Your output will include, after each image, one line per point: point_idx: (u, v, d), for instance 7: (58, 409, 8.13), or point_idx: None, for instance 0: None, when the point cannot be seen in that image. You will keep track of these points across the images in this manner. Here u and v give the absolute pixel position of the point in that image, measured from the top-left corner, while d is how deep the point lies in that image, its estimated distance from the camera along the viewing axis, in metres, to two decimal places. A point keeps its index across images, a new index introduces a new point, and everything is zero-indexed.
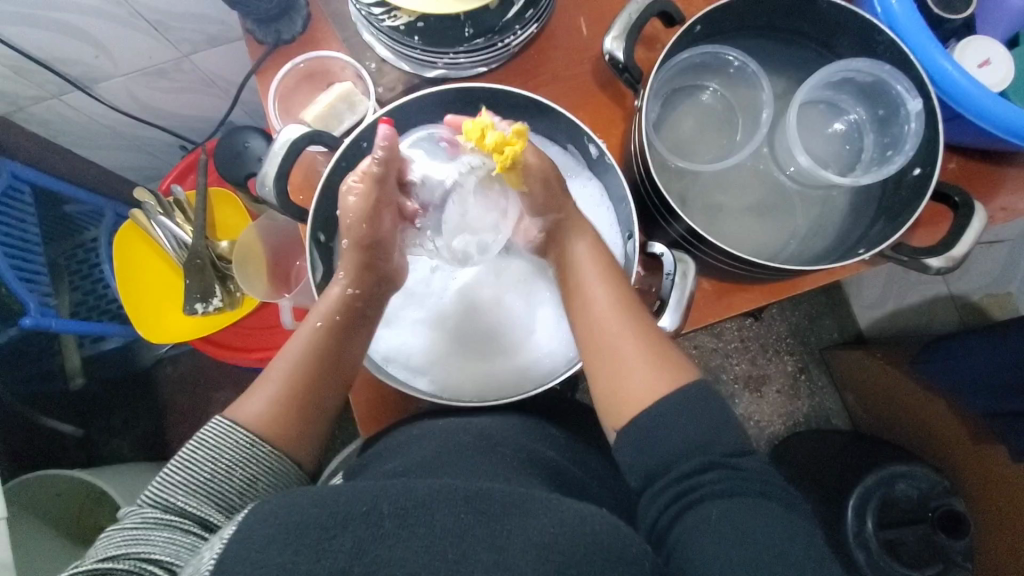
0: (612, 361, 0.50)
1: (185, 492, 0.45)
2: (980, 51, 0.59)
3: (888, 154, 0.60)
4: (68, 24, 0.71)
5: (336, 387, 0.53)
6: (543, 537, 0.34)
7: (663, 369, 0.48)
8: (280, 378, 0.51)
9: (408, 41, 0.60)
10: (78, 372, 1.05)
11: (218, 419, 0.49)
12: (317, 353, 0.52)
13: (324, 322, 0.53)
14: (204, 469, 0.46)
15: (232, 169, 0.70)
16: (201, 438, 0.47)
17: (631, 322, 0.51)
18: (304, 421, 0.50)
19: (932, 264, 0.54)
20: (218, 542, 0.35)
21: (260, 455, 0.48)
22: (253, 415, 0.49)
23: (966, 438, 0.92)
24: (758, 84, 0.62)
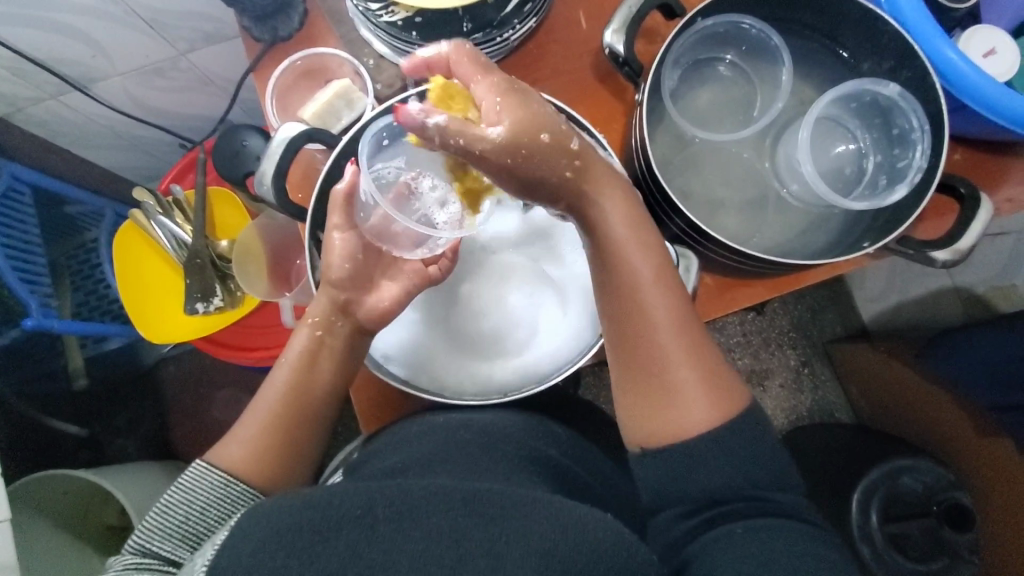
0: (660, 389, 0.48)
1: (162, 537, 0.46)
2: (985, 41, 0.58)
3: (897, 135, 0.59)
4: (65, 25, 0.71)
5: (313, 416, 0.54)
6: (545, 542, 0.34)
7: (714, 393, 0.48)
8: (260, 424, 0.52)
9: (406, 37, 0.60)
10: (81, 373, 1.05)
11: (197, 462, 0.50)
12: (287, 391, 0.53)
13: (288, 361, 0.54)
14: (178, 512, 0.46)
15: (230, 168, 0.70)
16: (180, 482, 0.48)
17: (685, 339, 0.48)
18: (281, 460, 0.52)
19: (938, 257, 0.54)
20: (210, 547, 0.35)
21: (235, 493, 0.49)
22: (227, 457, 0.50)
23: (971, 433, 0.91)
24: (781, 59, 0.60)
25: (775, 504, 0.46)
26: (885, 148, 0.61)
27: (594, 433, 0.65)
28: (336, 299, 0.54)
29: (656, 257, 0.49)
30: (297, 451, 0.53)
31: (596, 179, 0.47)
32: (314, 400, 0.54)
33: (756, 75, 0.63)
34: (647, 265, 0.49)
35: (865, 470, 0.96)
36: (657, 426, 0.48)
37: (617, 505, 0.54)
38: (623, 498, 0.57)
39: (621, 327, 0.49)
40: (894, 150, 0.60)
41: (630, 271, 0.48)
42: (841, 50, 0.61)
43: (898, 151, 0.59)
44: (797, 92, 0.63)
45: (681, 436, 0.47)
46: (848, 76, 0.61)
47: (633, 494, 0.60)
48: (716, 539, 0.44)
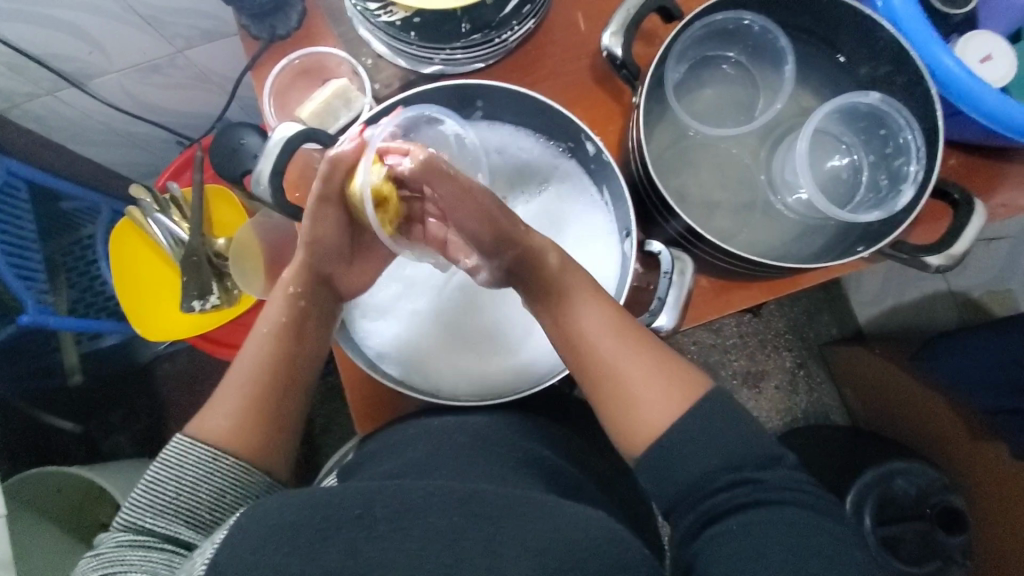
0: (626, 405, 0.47)
1: (152, 513, 0.45)
2: (982, 46, 0.58)
3: (885, 135, 0.59)
4: (63, 21, 0.71)
5: (295, 387, 0.53)
6: (540, 543, 0.34)
7: (675, 385, 0.47)
8: (237, 391, 0.50)
9: (404, 37, 0.60)
10: (76, 370, 1.06)
11: (178, 436, 0.48)
12: (270, 358, 0.52)
13: (269, 328, 0.52)
14: (169, 488, 0.46)
15: (227, 165, 0.70)
16: (164, 458, 0.47)
17: (628, 341, 0.48)
18: (268, 431, 0.50)
19: (932, 262, 0.54)
20: (209, 546, 0.35)
21: (223, 468, 0.47)
22: (211, 431, 0.49)
23: (965, 437, 0.92)
24: (785, 55, 0.60)
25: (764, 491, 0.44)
26: (878, 149, 0.61)
27: (589, 433, 0.66)
28: (316, 269, 0.54)
29: (604, 301, 0.50)
30: (281, 425, 0.51)
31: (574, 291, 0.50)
32: (296, 367, 0.53)
33: (759, 70, 0.63)
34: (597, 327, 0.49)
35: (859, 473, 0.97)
36: (628, 432, 0.47)
37: (613, 508, 0.54)
38: (617, 498, 0.57)
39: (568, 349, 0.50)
40: (888, 151, 0.60)
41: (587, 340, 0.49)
42: (838, 55, 0.61)
43: (891, 150, 0.59)
44: (794, 97, 0.63)
45: (652, 439, 0.46)
46: (845, 80, 0.61)
47: (628, 496, 0.60)
48: (714, 540, 0.43)
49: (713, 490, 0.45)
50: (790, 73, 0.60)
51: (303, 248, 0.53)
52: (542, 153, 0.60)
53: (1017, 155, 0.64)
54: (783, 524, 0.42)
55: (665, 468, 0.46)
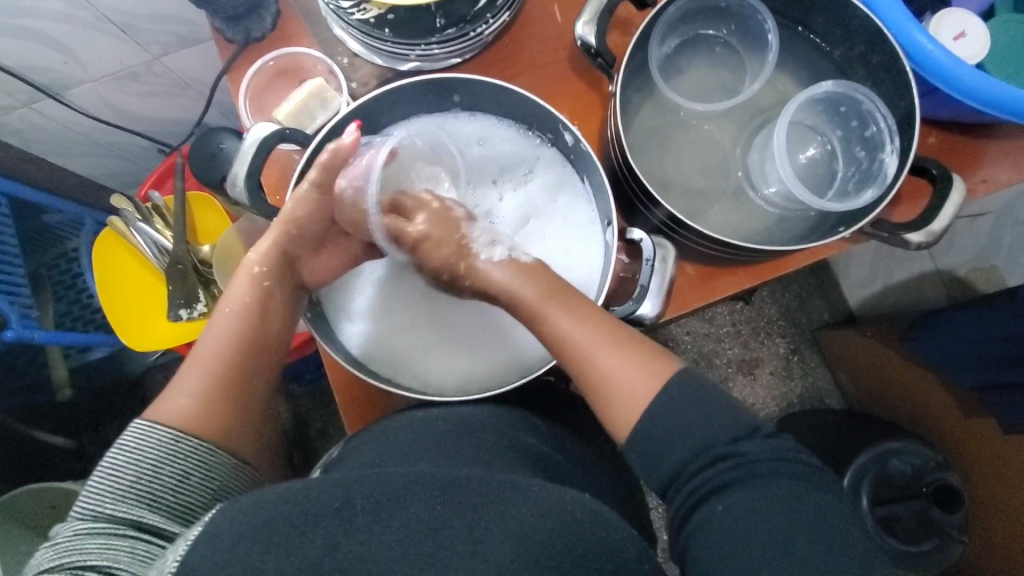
0: (609, 395, 0.48)
1: (112, 499, 0.43)
2: (956, 23, 0.58)
3: (847, 112, 0.60)
4: (33, 31, 0.70)
5: (261, 365, 0.54)
6: (522, 524, 0.35)
7: (642, 363, 0.48)
8: (208, 363, 0.51)
9: (378, 34, 0.59)
10: (66, 385, 1.04)
11: (136, 422, 0.46)
12: (236, 333, 0.53)
13: (233, 309, 0.54)
14: (127, 474, 0.44)
15: (206, 171, 0.69)
16: (121, 444, 0.45)
17: (597, 329, 0.50)
18: (231, 408, 0.50)
19: (913, 240, 0.54)
20: (181, 543, 0.35)
21: (186, 447, 0.46)
22: (175, 411, 0.48)
23: (958, 412, 0.92)
24: (765, 37, 0.61)
25: (748, 463, 0.44)
26: (844, 125, 0.61)
27: (581, 424, 0.66)
28: (284, 253, 0.57)
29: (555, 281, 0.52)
30: (246, 402, 0.51)
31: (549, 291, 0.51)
32: (267, 343, 0.55)
33: (745, 49, 0.63)
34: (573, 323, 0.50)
35: (856, 454, 0.96)
36: (615, 421, 0.48)
37: (603, 497, 0.55)
38: (609, 487, 0.57)
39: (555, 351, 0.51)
40: (853, 123, 0.60)
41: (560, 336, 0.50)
42: (813, 37, 0.61)
43: (858, 124, 0.60)
44: (773, 80, 0.63)
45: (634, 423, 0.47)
46: (821, 61, 0.62)
47: (621, 484, 0.60)
48: (699, 524, 0.43)
49: (701, 471, 0.45)
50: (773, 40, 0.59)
51: (274, 230, 0.57)
52: (526, 144, 0.60)
53: (994, 131, 0.64)
54: (768, 499, 0.42)
55: (650, 449, 0.46)
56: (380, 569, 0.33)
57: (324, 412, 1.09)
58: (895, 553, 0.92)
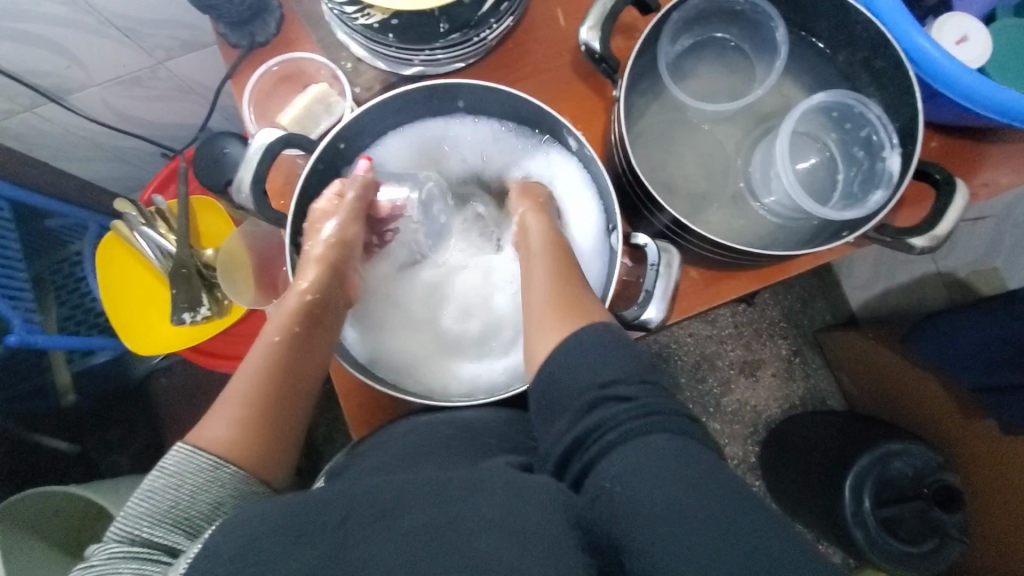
0: (531, 318, 0.52)
1: (150, 523, 0.41)
2: (957, 28, 0.59)
3: (840, 116, 0.61)
4: (37, 36, 0.70)
5: (298, 396, 0.51)
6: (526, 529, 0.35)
7: (569, 308, 0.50)
8: (240, 400, 0.48)
9: (382, 39, 0.58)
10: (70, 389, 1.03)
11: (177, 446, 0.44)
12: (276, 359, 0.51)
13: (281, 337, 0.52)
14: (167, 497, 0.42)
15: (211, 175, 0.69)
16: (163, 467, 0.43)
17: (557, 262, 0.54)
18: (271, 432, 0.48)
19: (916, 244, 0.54)
20: (183, 560, 0.35)
21: (225, 476, 0.44)
22: (214, 436, 0.45)
23: (960, 415, 0.92)
24: (778, 36, 0.60)
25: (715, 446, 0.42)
26: (839, 129, 0.62)
27: None
28: (330, 265, 0.57)
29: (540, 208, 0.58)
30: (287, 431, 0.49)
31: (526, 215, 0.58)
32: (306, 376, 0.52)
33: (754, 53, 0.63)
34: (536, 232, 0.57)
35: (857, 455, 0.95)
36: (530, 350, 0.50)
37: None
38: None
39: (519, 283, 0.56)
40: (847, 126, 0.61)
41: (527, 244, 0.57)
42: (816, 42, 0.61)
43: (851, 127, 0.60)
44: (776, 85, 0.63)
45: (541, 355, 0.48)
46: (824, 66, 0.62)
47: None
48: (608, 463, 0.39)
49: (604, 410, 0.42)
50: (783, 37, 0.59)
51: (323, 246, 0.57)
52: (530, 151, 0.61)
53: (997, 134, 0.64)
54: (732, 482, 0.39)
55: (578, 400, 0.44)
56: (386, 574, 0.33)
57: (327, 415, 1.09)
58: (898, 555, 0.91)
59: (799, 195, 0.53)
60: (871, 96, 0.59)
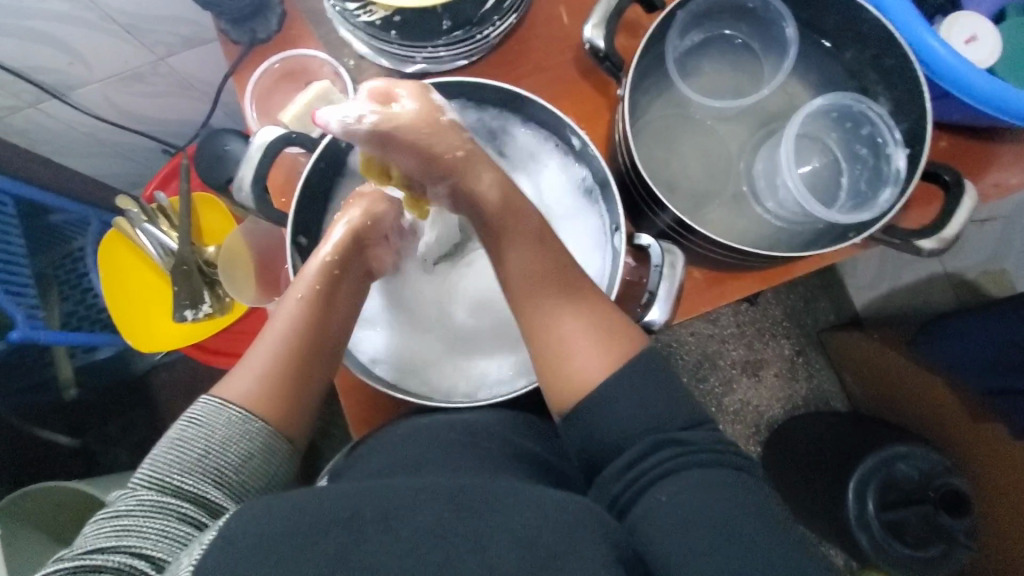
0: (555, 350, 0.48)
1: (180, 471, 0.43)
2: (967, 27, 0.58)
3: (839, 116, 0.60)
4: (40, 32, 0.70)
5: (330, 354, 0.52)
6: (527, 534, 0.35)
7: (609, 339, 0.47)
8: (267, 356, 0.49)
9: (385, 37, 0.58)
10: (71, 383, 1.03)
11: (204, 398, 0.47)
12: (298, 329, 0.50)
13: (305, 295, 0.51)
14: (197, 446, 0.44)
15: (212, 173, 0.69)
16: (190, 417, 0.46)
17: (567, 287, 0.49)
18: (296, 394, 0.49)
19: (925, 247, 0.53)
20: (197, 547, 0.35)
21: (253, 430, 0.46)
22: (242, 390, 0.48)
23: (967, 418, 0.91)
24: (786, 32, 0.60)
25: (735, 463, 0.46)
26: (842, 129, 0.61)
27: None
28: (357, 241, 0.54)
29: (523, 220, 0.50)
30: (310, 392, 0.50)
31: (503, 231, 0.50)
32: (330, 347, 0.52)
33: (762, 53, 0.62)
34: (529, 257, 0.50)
35: (862, 458, 0.94)
36: (560, 385, 0.47)
37: None
38: None
39: (511, 299, 0.51)
40: (847, 124, 0.60)
41: (521, 269, 0.50)
42: (824, 40, 0.60)
43: (852, 125, 0.60)
44: (782, 84, 0.62)
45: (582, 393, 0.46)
46: (831, 65, 0.61)
47: None
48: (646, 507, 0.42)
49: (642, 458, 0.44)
50: (794, 35, 0.58)
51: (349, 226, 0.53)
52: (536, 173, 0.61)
53: (1007, 135, 0.63)
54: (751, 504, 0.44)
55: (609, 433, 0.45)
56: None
57: (327, 412, 1.09)
58: (903, 558, 0.91)
59: (806, 198, 0.53)
60: (879, 95, 0.59)
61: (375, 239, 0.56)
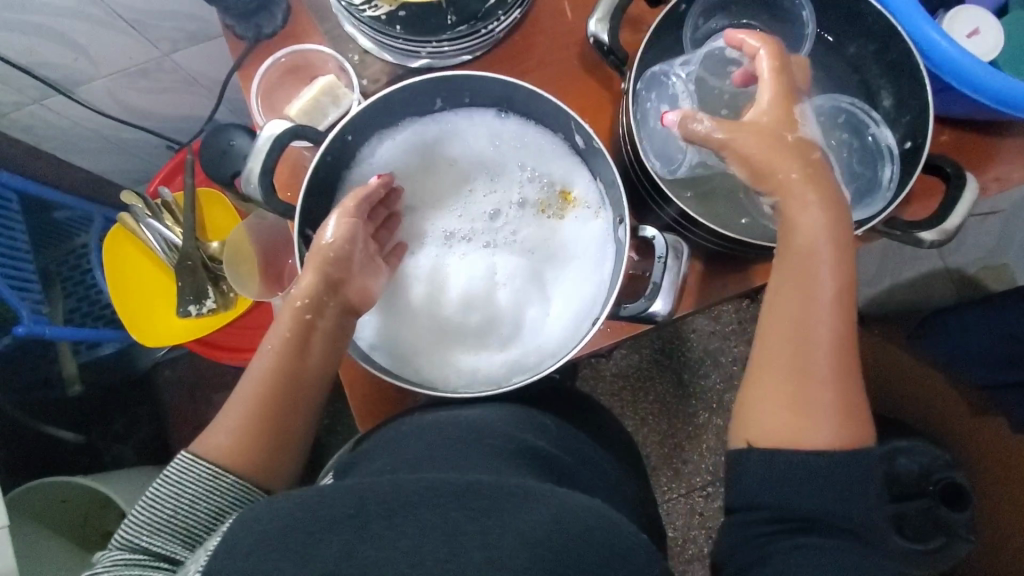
0: (798, 400, 0.47)
1: (150, 531, 0.45)
2: (969, 21, 0.58)
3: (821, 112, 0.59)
4: (48, 28, 0.70)
5: (308, 399, 0.53)
6: (533, 529, 0.35)
7: (848, 419, 0.47)
8: (239, 406, 0.51)
9: (390, 31, 0.59)
10: (76, 379, 1.03)
11: (180, 456, 0.49)
12: (276, 374, 0.51)
13: (274, 346, 0.52)
14: (168, 505, 0.46)
15: (218, 168, 0.69)
16: (165, 476, 0.47)
17: (845, 362, 0.47)
18: (270, 442, 0.50)
19: (926, 238, 0.54)
20: (204, 552, 0.36)
21: (225, 484, 0.48)
22: (215, 447, 0.49)
23: (967, 413, 0.93)
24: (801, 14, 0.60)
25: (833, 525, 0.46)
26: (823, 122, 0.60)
27: (586, 425, 0.67)
28: (325, 277, 0.53)
29: (843, 277, 0.48)
30: (287, 436, 0.52)
31: (809, 276, 0.48)
32: (307, 383, 0.53)
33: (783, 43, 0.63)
34: (827, 310, 0.47)
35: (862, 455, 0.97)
36: (783, 430, 0.47)
37: (611, 494, 0.55)
38: (613, 486, 0.57)
39: (783, 334, 0.48)
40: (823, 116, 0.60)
41: (810, 318, 0.48)
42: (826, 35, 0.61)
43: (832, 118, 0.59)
44: None
45: (800, 447, 0.47)
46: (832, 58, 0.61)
47: (629, 484, 0.61)
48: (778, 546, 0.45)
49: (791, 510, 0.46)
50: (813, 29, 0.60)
51: (311, 261, 0.53)
52: (543, 189, 0.61)
53: (1009, 129, 0.63)
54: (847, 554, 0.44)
55: (784, 477, 0.46)
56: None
57: (330, 408, 1.10)
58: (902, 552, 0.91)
59: None
60: (881, 89, 0.59)
61: (344, 272, 0.54)
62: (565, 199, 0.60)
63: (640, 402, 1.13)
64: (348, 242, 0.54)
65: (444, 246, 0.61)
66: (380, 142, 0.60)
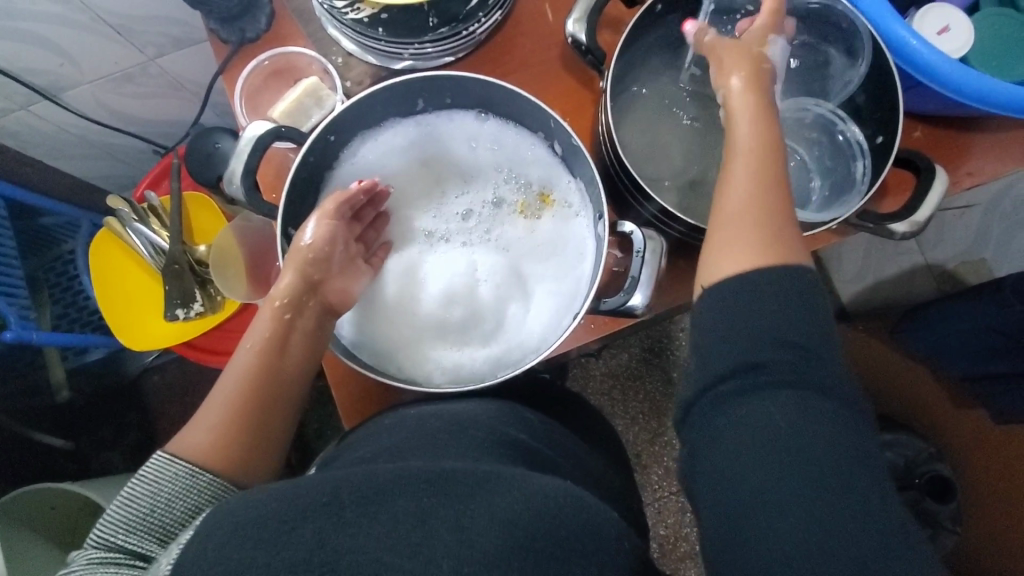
0: (748, 229, 0.44)
1: (125, 530, 0.43)
2: (939, 18, 0.59)
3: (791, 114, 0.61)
4: (33, 34, 0.71)
5: (289, 397, 0.53)
6: (509, 514, 0.35)
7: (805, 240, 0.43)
8: (219, 404, 0.50)
9: (373, 33, 0.60)
10: (64, 386, 1.03)
11: (157, 454, 0.47)
12: (256, 372, 0.51)
13: (254, 344, 0.52)
14: (145, 503, 0.45)
15: (202, 170, 0.69)
16: (143, 473, 0.46)
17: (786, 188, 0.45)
18: (249, 440, 0.50)
19: (898, 229, 0.55)
20: (174, 548, 0.36)
21: (204, 481, 0.47)
22: (193, 445, 0.48)
23: (948, 404, 0.96)
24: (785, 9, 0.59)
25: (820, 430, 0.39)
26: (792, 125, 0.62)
27: (570, 419, 0.67)
28: (305, 277, 0.53)
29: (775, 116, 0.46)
30: (267, 434, 0.51)
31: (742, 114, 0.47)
32: (287, 381, 0.53)
33: None
34: (761, 141, 0.46)
35: None
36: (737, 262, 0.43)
37: (593, 486, 0.55)
38: (596, 478, 0.58)
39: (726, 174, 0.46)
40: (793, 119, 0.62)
41: (746, 150, 0.46)
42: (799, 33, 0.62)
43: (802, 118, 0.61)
44: None
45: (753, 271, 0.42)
46: (806, 56, 0.63)
47: (613, 477, 0.62)
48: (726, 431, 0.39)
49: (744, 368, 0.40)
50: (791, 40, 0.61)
51: (291, 261, 0.53)
52: (521, 190, 0.62)
53: (980, 124, 0.65)
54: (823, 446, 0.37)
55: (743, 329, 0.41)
56: (368, 563, 0.33)
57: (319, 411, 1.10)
58: None
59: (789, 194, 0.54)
60: None
61: (325, 272, 0.55)
62: (543, 201, 0.61)
63: (629, 400, 1.14)
64: (332, 243, 0.55)
65: (428, 248, 0.62)
66: (365, 142, 0.60)
